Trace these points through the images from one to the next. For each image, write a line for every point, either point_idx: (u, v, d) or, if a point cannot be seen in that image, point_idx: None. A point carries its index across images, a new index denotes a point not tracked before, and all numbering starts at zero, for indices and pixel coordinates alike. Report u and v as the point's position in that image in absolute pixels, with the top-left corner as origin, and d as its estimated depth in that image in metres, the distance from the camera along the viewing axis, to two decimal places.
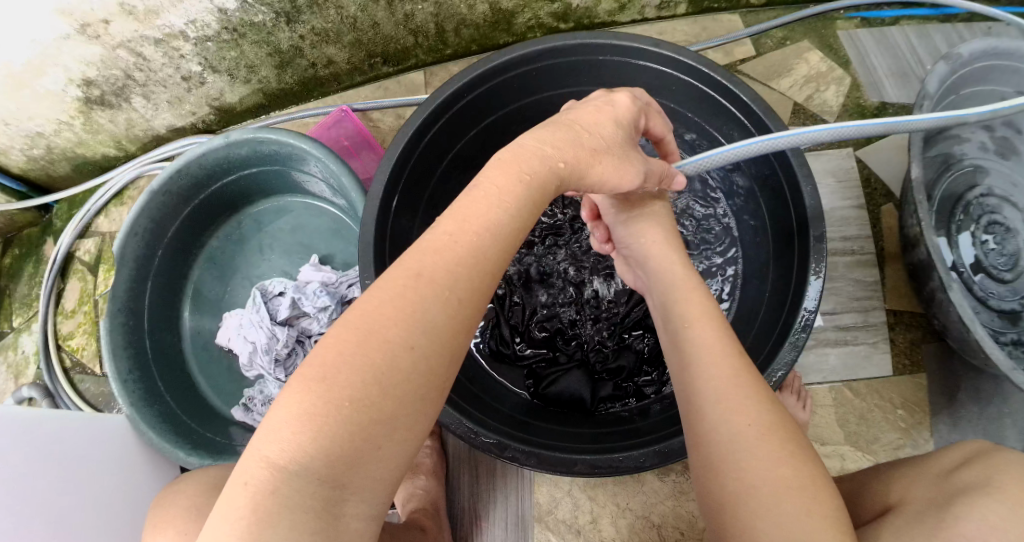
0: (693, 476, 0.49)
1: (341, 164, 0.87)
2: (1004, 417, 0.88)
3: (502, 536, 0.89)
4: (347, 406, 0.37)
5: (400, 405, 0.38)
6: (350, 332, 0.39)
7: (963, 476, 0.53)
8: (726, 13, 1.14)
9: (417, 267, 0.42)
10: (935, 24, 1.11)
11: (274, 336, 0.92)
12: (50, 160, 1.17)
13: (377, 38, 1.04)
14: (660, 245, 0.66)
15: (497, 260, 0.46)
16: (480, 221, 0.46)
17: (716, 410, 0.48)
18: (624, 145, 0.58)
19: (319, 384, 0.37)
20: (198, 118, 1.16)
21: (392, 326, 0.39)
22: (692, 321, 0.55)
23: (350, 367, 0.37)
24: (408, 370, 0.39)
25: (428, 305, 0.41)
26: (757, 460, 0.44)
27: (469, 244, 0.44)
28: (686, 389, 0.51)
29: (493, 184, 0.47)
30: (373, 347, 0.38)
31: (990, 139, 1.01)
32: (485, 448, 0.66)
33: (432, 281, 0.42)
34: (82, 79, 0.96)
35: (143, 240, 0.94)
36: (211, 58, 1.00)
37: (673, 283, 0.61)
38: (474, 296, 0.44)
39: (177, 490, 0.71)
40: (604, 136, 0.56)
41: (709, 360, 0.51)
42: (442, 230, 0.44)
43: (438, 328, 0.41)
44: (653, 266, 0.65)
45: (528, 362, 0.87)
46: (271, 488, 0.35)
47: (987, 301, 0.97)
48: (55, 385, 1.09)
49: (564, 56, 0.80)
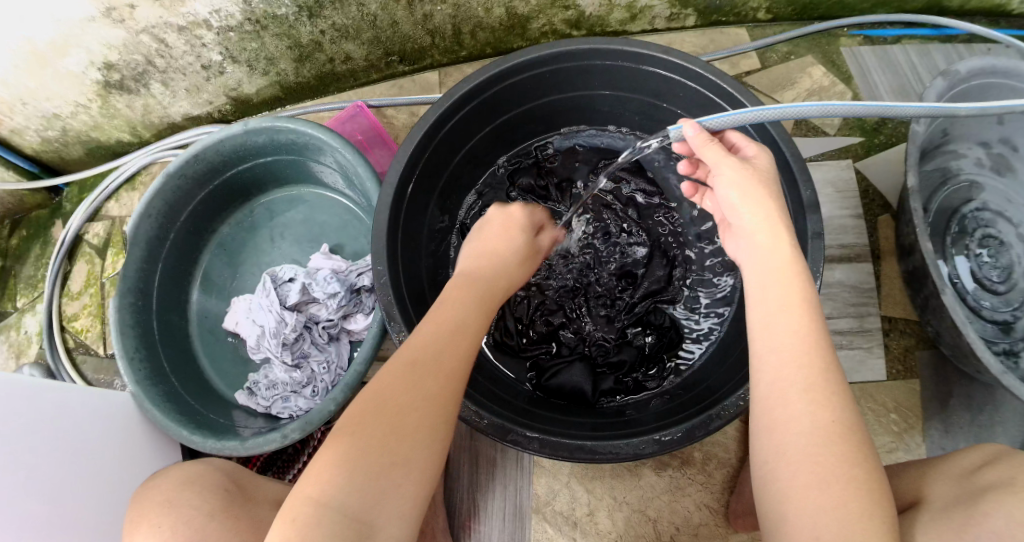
0: (755, 460, 0.49)
1: (356, 155, 0.89)
2: (995, 425, 0.91)
3: (499, 526, 0.90)
4: (370, 451, 0.48)
5: (412, 450, 0.49)
6: (370, 400, 0.51)
7: (988, 475, 0.56)
8: (733, 26, 1.18)
9: (412, 353, 0.55)
10: (936, 45, 1.15)
11: (283, 320, 0.93)
12: (64, 143, 1.19)
13: (395, 37, 1.07)
14: (774, 214, 0.57)
15: (473, 339, 0.58)
16: (452, 318, 0.59)
17: (802, 399, 0.47)
18: (530, 245, 0.74)
19: (348, 437, 0.49)
20: (215, 107, 1.18)
21: (399, 392, 0.51)
22: (794, 305, 0.52)
23: (371, 423, 0.50)
24: (416, 423, 0.50)
25: (425, 376, 0.53)
26: (834, 456, 0.45)
27: (448, 332, 0.57)
28: (773, 371, 0.50)
29: (456, 295, 0.62)
30: (390, 408, 0.50)
31: (986, 156, 1.05)
32: (489, 431, 0.67)
33: (425, 360, 0.54)
34: (103, 62, 0.99)
35: (156, 221, 0.96)
36: (231, 49, 1.02)
37: (780, 255, 0.55)
38: (458, 367, 0.55)
39: (152, 485, 0.71)
40: (514, 248, 0.72)
41: (803, 347, 0.50)
42: (425, 327, 0.58)
43: (435, 393, 0.52)
44: (761, 234, 0.57)
45: (532, 353, 0.90)
46: (313, 520, 0.44)
47: (980, 311, 1.00)
48: (57, 365, 1.09)
49: (578, 61, 0.82)
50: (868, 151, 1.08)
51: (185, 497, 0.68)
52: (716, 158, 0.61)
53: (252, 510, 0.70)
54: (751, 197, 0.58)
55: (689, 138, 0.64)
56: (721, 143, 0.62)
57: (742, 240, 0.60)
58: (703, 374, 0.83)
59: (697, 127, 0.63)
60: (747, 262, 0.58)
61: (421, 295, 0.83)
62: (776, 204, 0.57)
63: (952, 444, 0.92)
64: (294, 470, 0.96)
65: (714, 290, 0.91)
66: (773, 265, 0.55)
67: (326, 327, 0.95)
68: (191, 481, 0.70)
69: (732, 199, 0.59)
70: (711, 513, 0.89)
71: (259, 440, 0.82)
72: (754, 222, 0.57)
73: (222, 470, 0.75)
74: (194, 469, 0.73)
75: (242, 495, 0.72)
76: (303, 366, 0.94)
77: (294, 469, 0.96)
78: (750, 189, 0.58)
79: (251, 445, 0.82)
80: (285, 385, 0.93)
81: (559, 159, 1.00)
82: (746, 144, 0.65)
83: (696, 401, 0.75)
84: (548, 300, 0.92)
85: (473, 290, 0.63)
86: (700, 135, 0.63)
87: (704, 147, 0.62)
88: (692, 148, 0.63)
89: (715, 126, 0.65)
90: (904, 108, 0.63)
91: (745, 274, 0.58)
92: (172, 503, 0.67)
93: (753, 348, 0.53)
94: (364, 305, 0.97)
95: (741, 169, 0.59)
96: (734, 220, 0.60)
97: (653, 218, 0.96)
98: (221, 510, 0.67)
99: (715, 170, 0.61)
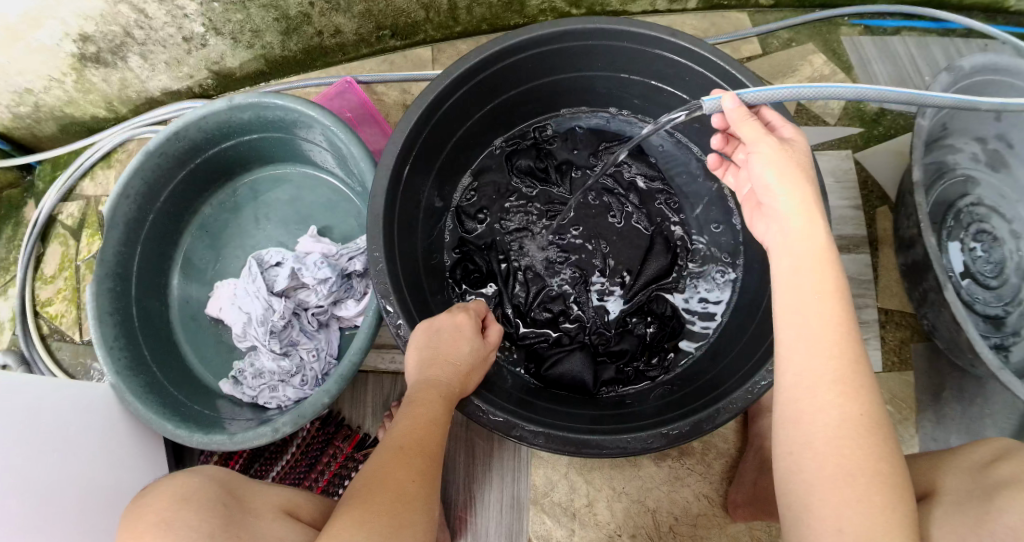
0: (778, 448, 0.49)
1: (348, 132, 0.85)
2: (986, 417, 0.92)
3: (496, 517, 0.88)
4: (380, 521, 0.51)
5: (411, 524, 0.52)
6: (371, 481, 0.54)
7: (1001, 471, 0.56)
8: (735, 10, 1.15)
9: (399, 441, 0.58)
10: (936, 37, 1.14)
11: (270, 307, 0.89)
12: (36, 118, 1.12)
13: (388, 10, 1.02)
14: (810, 198, 0.54)
15: (447, 422, 0.62)
16: (428, 403, 0.61)
17: (831, 390, 0.46)
18: (481, 350, 0.69)
19: (359, 508, 0.51)
20: (196, 82, 1.13)
21: (395, 472, 0.55)
22: (827, 292, 0.50)
23: (377, 496, 0.52)
24: (413, 499, 0.54)
25: (414, 458, 0.56)
26: (860, 449, 0.44)
27: (428, 417, 0.60)
28: (804, 361, 0.48)
29: (427, 385, 0.63)
30: (391, 484, 0.54)
31: (982, 151, 1.04)
32: (494, 426, 0.65)
33: (411, 448, 0.57)
34: (79, 34, 0.93)
35: (135, 203, 0.92)
36: (215, 20, 0.97)
37: (815, 240, 0.52)
38: (435, 450, 0.59)
39: (148, 499, 0.61)
40: (465, 353, 0.67)
41: (832, 337, 0.48)
42: (404, 416, 0.60)
43: (424, 474, 0.56)
44: (796, 217, 0.54)
45: (530, 342, 0.87)
46: None
47: (973, 305, 1.00)
48: (32, 353, 1.04)
49: (582, 41, 0.78)
50: (867, 142, 1.07)
51: (182, 520, 0.57)
52: (754, 135, 0.57)
53: (253, 525, 0.61)
54: (789, 177, 0.55)
55: (727, 112, 0.60)
56: (759, 121, 0.59)
57: (774, 221, 0.57)
58: (706, 365, 0.82)
59: (737, 101, 0.59)
60: (777, 245, 0.56)
61: (417, 283, 0.80)
62: (812, 188, 0.54)
63: (943, 435, 0.93)
64: (279, 465, 0.92)
65: (715, 279, 0.89)
66: (807, 250, 0.52)
67: (315, 314, 0.91)
68: (186, 498, 0.60)
69: (768, 178, 0.56)
70: (709, 504, 0.89)
71: (249, 434, 0.79)
72: (789, 206, 0.54)
73: (216, 481, 0.64)
74: (188, 483, 0.62)
75: (241, 508, 0.62)
76: (292, 354, 0.89)
77: (278, 466, 0.92)
78: (787, 169, 0.55)
79: (240, 439, 0.79)
80: (273, 374, 0.89)
81: (558, 140, 0.98)
82: (784, 125, 0.62)
83: (700, 394, 0.74)
84: (547, 288, 0.90)
85: (442, 386, 0.63)
86: (739, 109, 0.59)
87: (742, 123, 0.58)
88: (729, 123, 0.60)
89: (750, 99, 0.61)
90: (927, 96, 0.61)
91: (774, 256, 0.56)
92: (169, 526, 0.56)
93: (782, 337, 0.51)
94: (354, 290, 0.94)
95: (779, 147, 0.56)
96: (766, 200, 0.57)
97: (654, 203, 0.93)
98: (222, 532, 0.58)
99: (751, 147, 0.57)
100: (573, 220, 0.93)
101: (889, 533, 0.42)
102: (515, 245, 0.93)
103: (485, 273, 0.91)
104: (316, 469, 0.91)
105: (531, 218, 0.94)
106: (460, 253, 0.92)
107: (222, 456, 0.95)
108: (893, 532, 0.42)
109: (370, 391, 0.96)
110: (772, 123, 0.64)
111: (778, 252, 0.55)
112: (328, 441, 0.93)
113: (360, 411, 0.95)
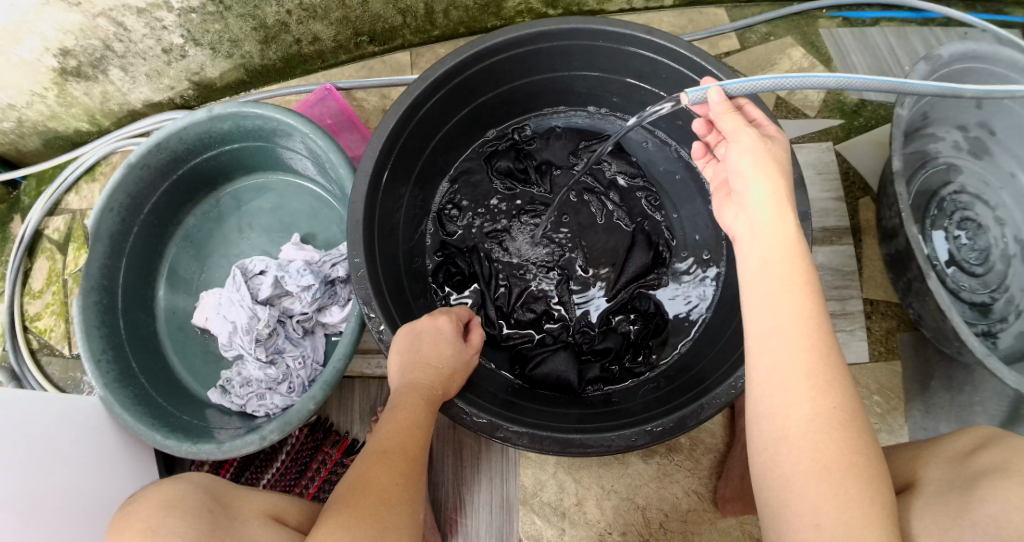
0: (755, 446, 0.49)
1: (329, 140, 0.85)
2: (974, 404, 0.92)
3: (486, 520, 0.88)
4: (366, 521, 0.51)
5: (397, 525, 0.52)
6: (355, 486, 0.54)
7: (982, 460, 0.56)
8: (712, 6, 1.16)
9: (382, 447, 0.57)
10: (915, 27, 1.14)
11: (255, 316, 0.89)
12: (20, 134, 1.13)
13: (366, 16, 1.02)
14: (782, 192, 0.54)
15: (429, 423, 0.61)
16: (410, 408, 0.61)
17: (803, 384, 0.46)
18: (461, 353, 0.69)
19: (344, 511, 0.51)
20: (177, 93, 1.13)
21: (378, 475, 0.55)
22: (797, 285, 0.50)
23: (360, 499, 0.52)
24: (396, 500, 0.54)
25: (396, 462, 0.56)
26: (834, 442, 0.44)
27: (409, 420, 0.60)
28: (776, 358, 0.48)
29: (409, 390, 0.62)
30: (375, 488, 0.53)
31: (963, 139, 1.05)
32: (477, 428, 0.65)
33: (392, 451, 0.57)
34: (59, 48, 0.93)
35: (119, 215, 0.92)
36: (194, 31, 0.97)
37: (783, 231, 0.52)
38: (416, 452, 0.59)
39: (134, 508, 0.61)
40: (446, 357, 0.67)
41: (804, 332, 0.48)
42: (387, 422, 0.60)
43: (405, 476, 0.56)
44: (763, 208, 0.54)
45: (514, 343, 0.88)
46: None
47: (959, 293, 1.00)
48: (21, 369, 1.04)
49: (559, 41, 0.78)
50: (848, 133, 1.08)
51: (168, 526, 0.57)
52: (734, 126, 0.59)
53: (239, 532, 0.61)
54: (764, 169, 0.55)
55: (712, 104, 0.62)
56: (742, 116, 0.61)
57: (741, 211, 0.58)
58: (690, 361, 0.83)
59: (723, 95, 0.61)
60: (744, 235, 0.56)
61: (399, 287, 0.80)
62: (785, 184, 0.55)
63: (932, 424, 0.93)
64: (270, 473, 0.93)
65: (699, 275, 0.90)
66: (776, 242, 0.52)
67: (300, 321, 0.92)
68: (171, 506, 0.60)
69: (743, 166, 0.57)
70: (699, 499, 0.89)
71: (236, 443, 0.79)
72: (761, 196, 0.55)
73: (202, 488, 0.64)
74: (173, 492, 0.62)
75: (227, 514, 0.63)
76: (278, 362, 0.89)
77: (269, 473, 0.93)
78: (762, 159, 0.56)
79: (228, 449, 0.79)
80: (260, 382, 0.89)
81: (538, 141, 0.98)
82: (768, 123, 0.62)
83: (684, 391, 0.75)
84: (530, 287, 0.91)
85: (422, 392, 0.62)
86: (723, 102, 0.61)
87: (725, 115, 0.60)
88: (713, 116, 0.62)
89: (733, 91, 0.61)
90: (916, 82, 0.59)
91: (741, 247, 0.56)
92: (156, 533, 0.57)
93: (754, 335, 0.51)
94: (338, 296, 0.94)
95: (758, 138, 0.57)
96: (738, 187, 0.58)
97: (635, 200, 0.94)
98: (207, 537, 0.58)
99: (732, 137, 0.59)
100: (555, 219, 0.93)
101: (869, 527, 0.42)
102: (497, 243, 0.93)
103: (468, 275, 0.91)
104: (306, 476, 0.91)
105: (512, 217, 0.94)
106: (443, 256, 0.93)
107: (214, 465, 0.95)
108: (873, 525, 0.42)
109: (358, 397, 0.96)
110: (755, 120, 0.64)
111: (749, 244, 0.55)
112: (317, 447, 0.93)
113: (348, 417, 0.96)
